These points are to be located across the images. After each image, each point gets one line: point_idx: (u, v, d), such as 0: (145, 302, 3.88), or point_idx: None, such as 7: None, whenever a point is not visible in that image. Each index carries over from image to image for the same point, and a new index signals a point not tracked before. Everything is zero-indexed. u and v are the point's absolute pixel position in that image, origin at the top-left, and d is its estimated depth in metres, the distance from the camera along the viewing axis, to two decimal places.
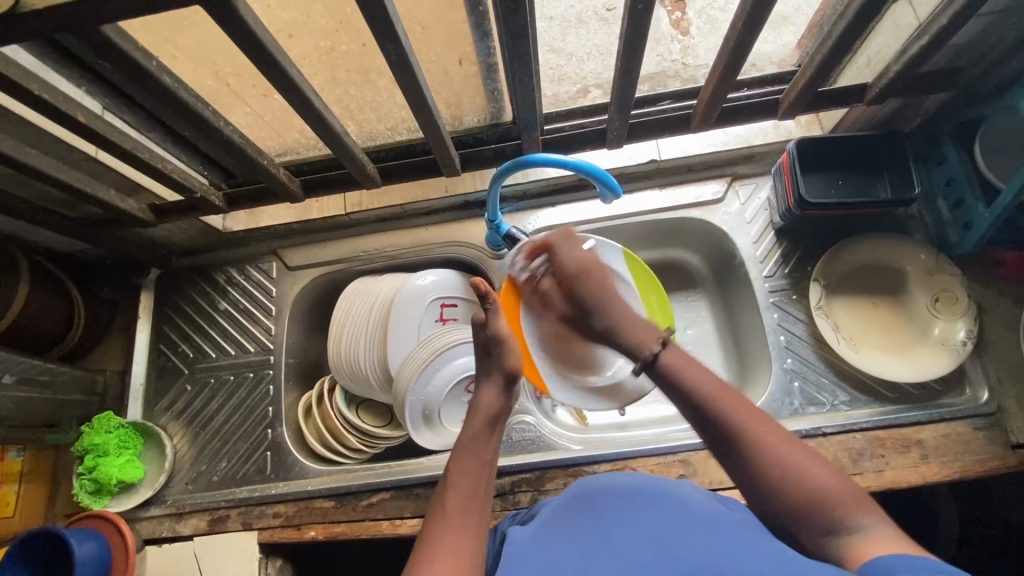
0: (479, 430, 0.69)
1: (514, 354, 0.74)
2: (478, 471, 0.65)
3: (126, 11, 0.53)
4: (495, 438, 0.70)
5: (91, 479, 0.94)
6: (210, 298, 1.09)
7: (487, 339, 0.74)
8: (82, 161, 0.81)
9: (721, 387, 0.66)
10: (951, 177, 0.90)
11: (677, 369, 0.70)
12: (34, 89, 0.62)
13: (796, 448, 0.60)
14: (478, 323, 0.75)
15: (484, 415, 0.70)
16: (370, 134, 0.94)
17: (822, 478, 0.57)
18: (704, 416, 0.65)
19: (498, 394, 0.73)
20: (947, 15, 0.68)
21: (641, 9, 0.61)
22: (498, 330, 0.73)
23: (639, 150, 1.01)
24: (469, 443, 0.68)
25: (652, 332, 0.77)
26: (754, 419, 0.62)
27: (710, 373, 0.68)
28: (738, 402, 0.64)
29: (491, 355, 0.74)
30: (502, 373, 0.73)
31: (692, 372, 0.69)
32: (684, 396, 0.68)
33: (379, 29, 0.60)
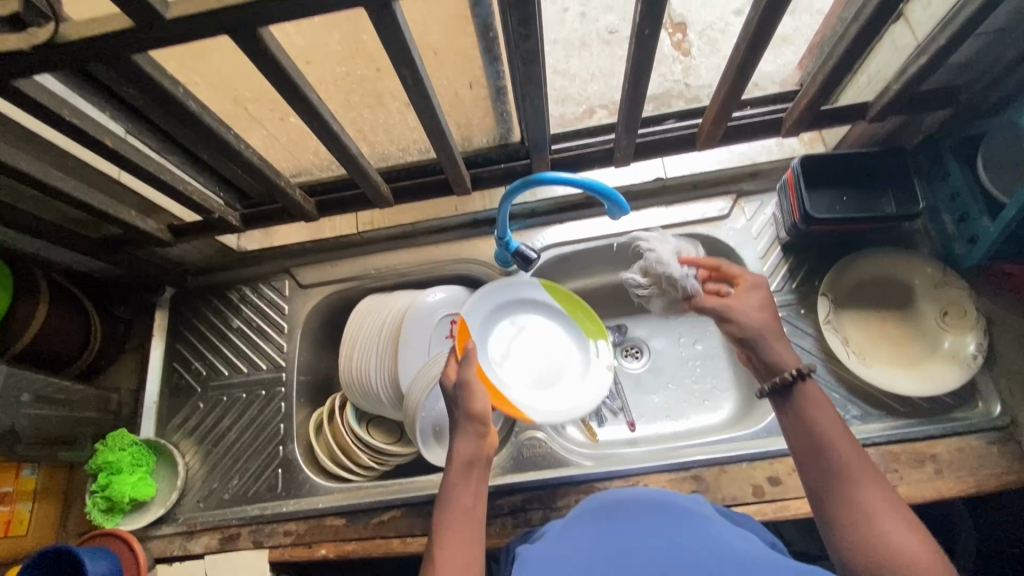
0: (457, 474, 0.66)
1: (479, 397, 0.70)
2: (467, 516, 0.63)
3: (158, 41, 0.56)
4: (479, 483, 0.67)
5: (104, 497, 0.95)
6: (223, 316, 1.11)
7: (454, 389, 0.72)
8: (105, 183, 0.84)
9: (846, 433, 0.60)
10: (955, 192, 0.91)
11: (812, 405, 0.62)
12: (65, 115, 0.65)
13: (901, 513, 0.54)
14: (450, 376, 0.75)
15: (460, 462, 0.67)
16: (382, 155, 0.96)
17: (913, 543, 0.51)
18: (805, 440, 0.61)
19: (476, 440, 0.69)
20: (945, 35, 0.70)
21: (647, 34, 0.64)
22: (465, 375, 0.72)
23: (645, 168, 1.03)
24: (451, 491, 0.65)
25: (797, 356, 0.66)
26: (858, 463, 0.57)
27: (832, 411, 0.62)
28: (849, 445, 0.59)
29: (457, 403, 0.71)
30: (473, 420, 0.70)
31: (819, 405, 0.62)
32: (801, 425, 0.62)
33: (396, 56, 0.62)
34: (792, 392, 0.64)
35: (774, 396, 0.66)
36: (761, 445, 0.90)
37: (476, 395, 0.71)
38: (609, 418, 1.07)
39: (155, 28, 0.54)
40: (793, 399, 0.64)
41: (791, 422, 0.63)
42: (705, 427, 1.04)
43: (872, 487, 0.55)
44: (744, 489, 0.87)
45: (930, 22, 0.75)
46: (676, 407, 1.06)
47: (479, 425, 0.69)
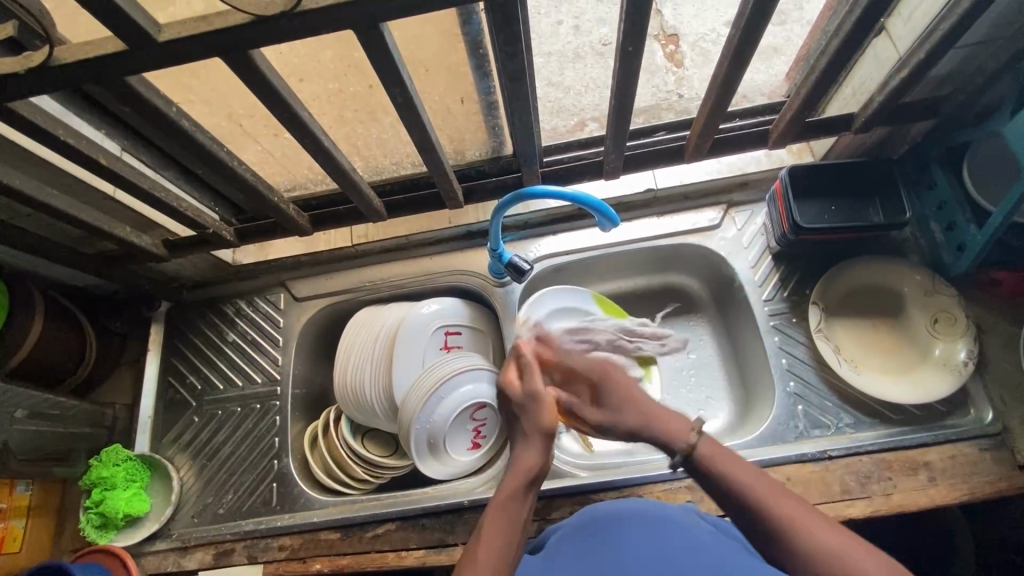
0: (513, 485, 0.66)
1: (547, 412, 0.72)
2: (514, 527, 0.62)
3: (150, 63, 0.57)
4: (530, 501, 0.66)
5: (97, 513, 0.94)
6: (218, 330, 1.11)
7: (523, 398, 0.73)
8: (100, 200, 0.85)
9: (761, 476, 0.62)
10: (942, 201, 0.93)
11: (718, 462, 0.64)
12: (59, 135, 0.66)
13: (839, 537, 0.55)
14: (513, 383, 0.75)
15: (519, 474, 0.67)
16: (376, 168, 0.97)
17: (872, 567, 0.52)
18: (733, 503, 0.61)
19: (538, 454, 0.70)
20: (924, 49, 0.71)
21: (631, 51, 0.66)
22: (535, 387, 0.73)
23: (636, 179, 1.04)
24: (506, 499, 0.65)
25: (683, 419, 0.69)
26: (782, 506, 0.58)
27: (736, 459, 0.64)
28: (769, 489, 0.60)
29: (525, 415, 0.72)
30: (540, 433, 0.71)
31: (721, 462, 0.64)
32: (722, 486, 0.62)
33: (386, 74, 0.63)
34: (698, 459, 0.65)
35: (685, 467, 0.66)
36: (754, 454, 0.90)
37: (546, 410, 0.72)
38: None
39: (148, 50, 0.55)
40: (701, 466, 0.64)
41: (714, 489, 0.63)
42: None
43: (810, 524, 0.56)
44: None
45: (911, 35, 0.76)
46: None
47: (547, 441, 0.71)
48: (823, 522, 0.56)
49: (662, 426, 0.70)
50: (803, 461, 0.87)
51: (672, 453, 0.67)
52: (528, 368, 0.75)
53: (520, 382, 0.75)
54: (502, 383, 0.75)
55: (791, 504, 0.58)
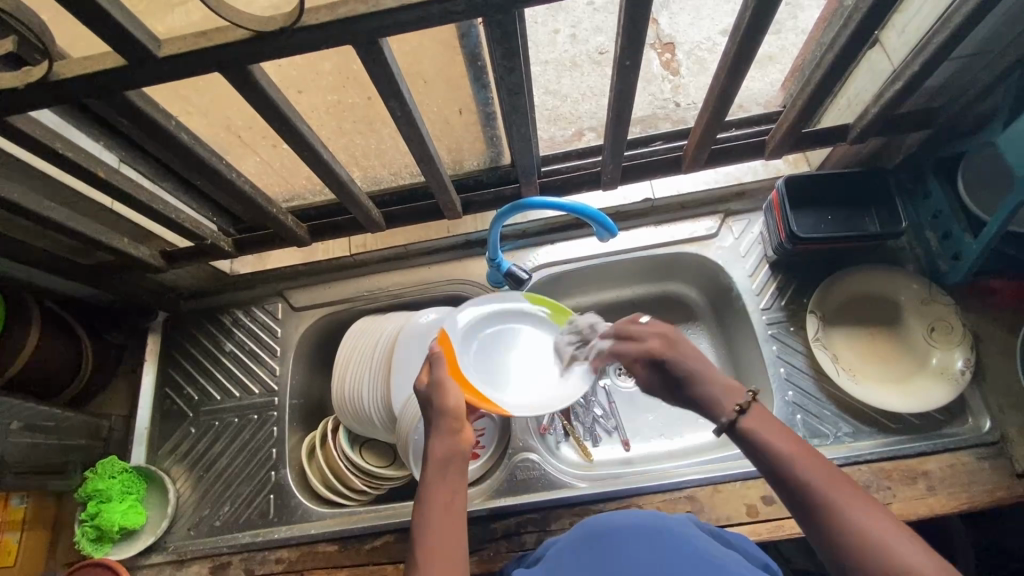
0: (435, 473, 0.65)
1: (449, 394, 0.69)
2: (449, 510, 0.62)
3: (150, 78, 0.57)
4: (459, 481, 0.65)
5: (93, 526, 0.93)
6: (216, 341, 1.11)
7: (427, 395, 0.71)
8: (97, 212, 0.84)
9: (798, 444, 0.59)
10: (938, 211, 0.93)
11: (760, 432, 0.61)
12: (58, 148, 0.66)
13: (875, 510, 0.52)
14: (422, 381, 0.73)
15: (437, 461, 0.66)
16: (375, 179, 0.97)
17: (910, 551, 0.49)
18: (771, 470, 0.59)
19: (453, 438, 0.67)
20: (918, 61, 0.72)
21: (629, 64, 0.66)
22: (434, 376, 0.71)
23: (634, 190, 1.05)
24: (433, 486, 0.64)
25: (734, 394, 0.65)
26: (822, 476, 0.55)
27: (780, 428, 0.61)
28: (808, 458, 0.57)
29: (430, 405, 0.70)
30: (449, 417, 0.69)
31: (771, 431, 0.61)
32: (761, 455, 0.60)
33: (384, 88, 0.64)
34: (742, 428, 0.62)
35: (730, 435, 0.64)
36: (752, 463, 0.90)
37: (448, 395, 0.69)
38: (604, 437, 1.07)
39: (148, 65, 0.55)
40: (747, 434, 0.62)
41: (753, 459, 0.61)
42: (700, 445, 1.03)
43: (852, 501, 0.53)
44: (737, 509, 0.87)
45: (905, 47, 0.77)
46: (670, 425, 1.07)
47: (454, 421, 0.68)
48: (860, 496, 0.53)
49: (716, 395, 0.66)
50: None
51: (717, 418, 0.65)
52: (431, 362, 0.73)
53: (426, 377, 0.73)
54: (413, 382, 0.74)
55: (827, 469, 0.56)
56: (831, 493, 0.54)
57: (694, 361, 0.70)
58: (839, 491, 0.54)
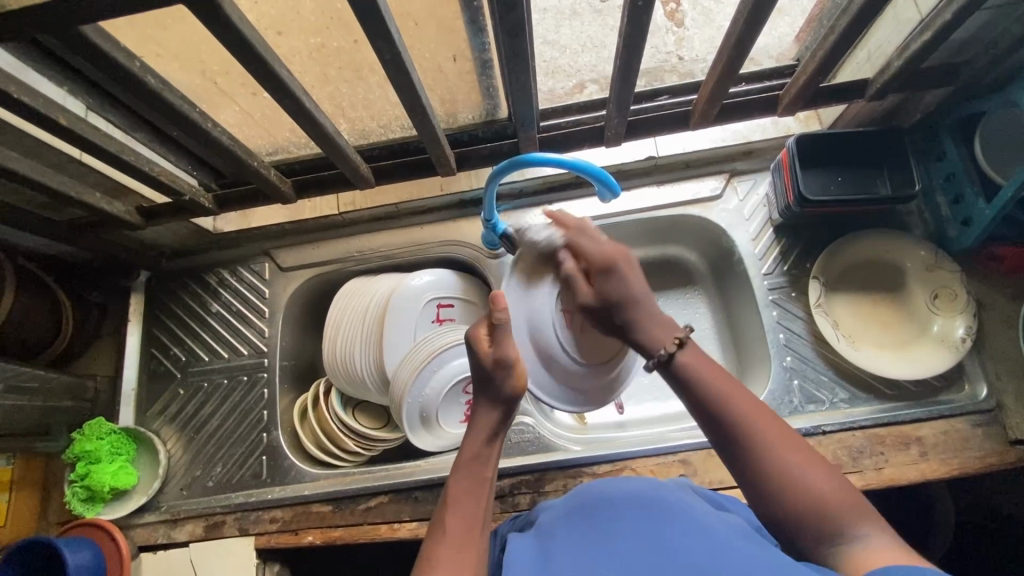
0: (478, 448, 0.67)
1: (515, 381, 0.69)
2: (478, 488, 0.64)
3: (108, 10, 0.51)
4: (493, 462, 0.68)
5: (83, 487, 0.93)
6: (201, 301, 1.07)
7: (492, 366, 0.69)
8: (66, 164, 0.79)
9: (736, 384, 0.62)
10: (951, 172, 0.90)
11: (696, 371, 0.64)
12: (13, 92, 0.60)
13: (798, 445, 0.56)
14: (483, 346, 0.70)
15: (484, 437, 0.68)
16: (363, 132, 0.91)
17: (823, 480, 0.54)
18: (697, 404, 0.62)
19: (499, 416, 0.70)
20: (950, 10, 0.66)
21: (641, 7, 0.60)
22: (504, 354, 0.69)
23: (636, 147, 1.00)
24: (470, 460, 0.67)
25: (670, 330, 0.68)
26: (753, 413, 0.59)
27: (713, 367, 0.64)
28: (741, 397, 0.60)
29: (492, 380, 0.70)
30: (506, 400, 0.70)
31: (705, 367, 0.63)
32: (688, 388, 0.63)
33: (371, 27, 0.58)
34: (677, 363, 0.65)
35: (661, 370, 0.67)
36: None
37: (512, 380, 0.69)
38: None
39: None
40: (681, 370, 0.64)
41: (681, 393, 0.64)
42: None
43: (781, 438, 0.56)
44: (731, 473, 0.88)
45: None
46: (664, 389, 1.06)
47: (510, 407, 0.70)
48: (778, 421, 0.58)
49: (651, 331, 0.69)
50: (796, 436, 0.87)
51: (653, 353, 0.67)
52: (500, 335, 0.69)
53: (488, 346, 0.70)
54: (473, 351, 0.71)
55: (763, 412, 0.59)
56: (749, 424, 0.58)
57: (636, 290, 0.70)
58: (769, 429, 0.57)
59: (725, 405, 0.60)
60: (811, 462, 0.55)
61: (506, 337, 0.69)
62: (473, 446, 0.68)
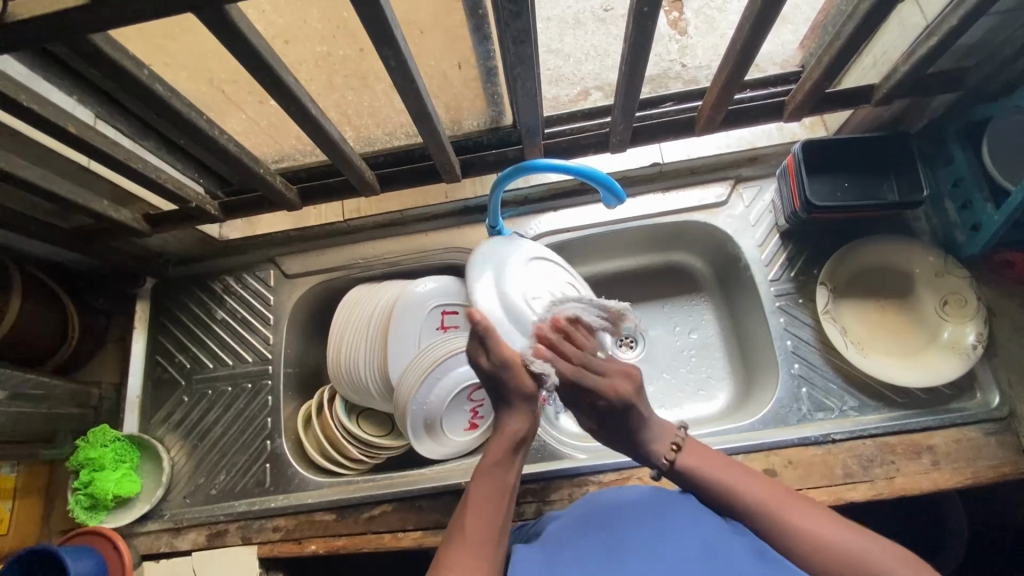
0: (500, 455, 0.65)
1: (521, 376, 0.65)
2: (496, 497, 0.63)
3: (118, 19, 0.51)
4: (515, 469, 0.66)
5: (87, 494, 0.92)
6: (206, 308, 1.07)
7: (498, 371, 0.65)
8: (75, 172, 0.80)
9: (743, 472, 0.67)
10: (958, 178, 0.89)
11: (699, 467, 0.68)
12: (24, 101, 0.61)
13: (822, 515, 0.62)
14: (480, 357, 0.66)
15: (509, 443, 0.66)
16: (368, 139, 0.92)
17: (859, 542, 0.58)
18: (715, 498, 0.66)
19: (523, 418, 0.67)
20: (957, 15, 0.66)
21: (646, 13, 0.60)
22: (501, 356, 0.65)
23: (641, 153, 0.99)
24: (489, 470, 0.64)
25: (666, 433, 0.72)
26: (772, 498, 0.64)
27: (716, 459, 0.69)
28: (753, 481, 0.66)
29: (505, 383, 0.66)
30: (524, 398, 0.67)
31: (706, 462, 0.69)
32: (702, 489, 0.67)
33: (377, 35, 0.58)
34: (682, 466, 0.69)
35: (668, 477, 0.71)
36: (757, 437, 0.88)
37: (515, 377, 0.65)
38: None
39: (115, 6, 0.50)
40: (684, 474, 0.69)
41: (695, 494, 0.68)
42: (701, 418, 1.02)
43: (804, 515, 0.61)
44: None
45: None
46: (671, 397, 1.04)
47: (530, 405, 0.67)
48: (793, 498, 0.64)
49: (651, 436, 0.72)
50: (806, 444, 0.86)
51: (656, 462, 0.71)
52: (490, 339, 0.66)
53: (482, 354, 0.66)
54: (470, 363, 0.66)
55: (777, 494, 0.64)
56: (773, 506, 0.63)
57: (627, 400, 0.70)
58: (791, 510, 0.62)
59: (743, 497, 0.64)
60: (841, 527, 0.60)
61: (497, 343, 0.64)
62: (499, 452, 0.66)
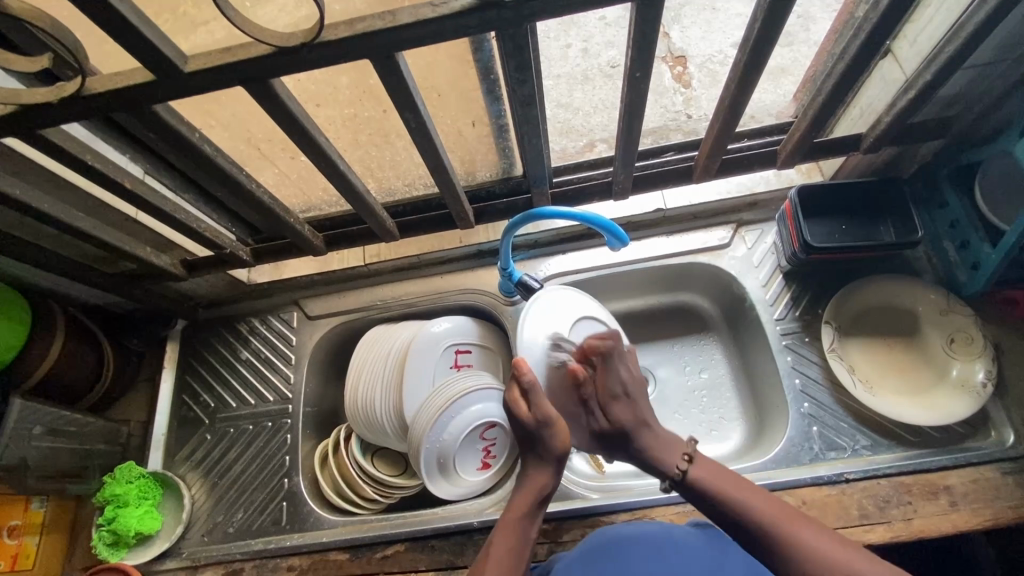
0: (525, 507, 0.73)
1: (560, 438, 0.74)
2: (516, 550, 0.71)
3: (176, 92, 0.59)
4: (531, 525, 0.74)
5: (109, 531, 0.95)
6: (232, 348, 1.13)
7: (540, 428, 0.73)
8: (122, 222, 0.87)
9: (754, 489, 0.68)
10: (954, 220, 0.92)
11: (710, 480, 0.69)
12: (88, 160, 0.69)
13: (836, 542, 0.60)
14: (524, 412, 0.74)
15: (532, 496, 0.74)
16: (389, 190, 0.97)
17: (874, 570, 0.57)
18: (715, 507, 0.68)
19: (545, 476, 0.75)
20: (930, 71, 0.72)
21: (638, 77, 0.67)
22: (544, 415, 0.73)
23: (645, 200, 1.05)
24: (513, 520, 0.73)
25: (678, 448, 0.74)
26: (785, 523, 0.63)
27: (724, 474, 0.71)
28: (760, 497, 0.66)
29: (545, 439, 0.73)
30: (554, 457, 0.75)
31: (714, 473, 0.70)
32: (707, 500, 0.69)
33: (400, 100, 0.65)
34: (692, 480, 0.71)
35: (680, 491, 0.72)
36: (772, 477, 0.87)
37: (558, 439, 0.73)
38: None
39: (176, 82, 0.58)
40: (694, 485, 0.70)
41: (705, 507, 0.69)
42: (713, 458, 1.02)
43: (803, 531, 0.61)
44: None
45: (917, 57, 0.77)
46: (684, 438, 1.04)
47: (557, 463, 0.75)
48: (796, 517, 0.63)
49: (660, 464, 0.74)
50: (819, 484, 0.86)
51: (668, 471, 0.72)
52: (535, 396, 0.74)
53: (528, 411, 0.74)
54: (514, 414, 0.74)
55: (782, 511, 0.64)
56: (784, 526, 0.62)
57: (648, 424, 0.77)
58: (795, 528, 0.62)
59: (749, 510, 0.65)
60: (851, 552, 0.59)
61: (541, 401, 0.73)
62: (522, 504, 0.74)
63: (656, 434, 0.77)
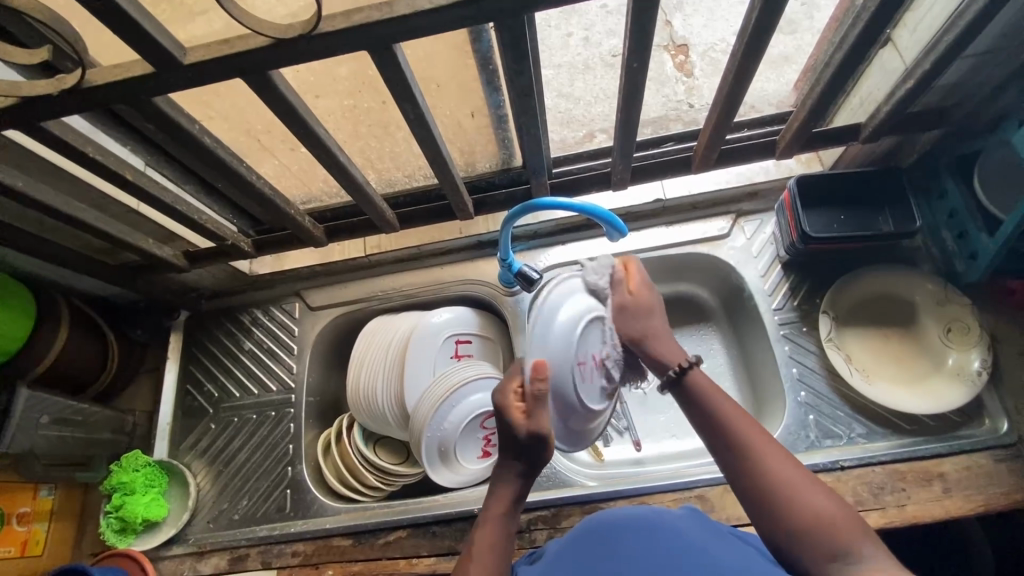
0: (502, 507, 0.73)
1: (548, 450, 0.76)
2: (499, 545, 0.69)
3: (176, 84, 0.60)
4: (508, 528, 0.72)
5: (117, 518, 0.97)
6: (235, 339, 1.14)
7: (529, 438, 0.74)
8: (124, 214, 0.88)
9: (741, 416, 0.68)
10: (953, 210, 0.92)
11: (704, 390, 0.72)
12: (89, 152, 0.69)
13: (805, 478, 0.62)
14: (519, 417, 0.74)
15: (507, 501, 0.74)
16: (389, 181, 0.99)
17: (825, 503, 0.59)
18: (704, 418, 0.70)
19: (519, 485, 0.76)
20: (929, 61, 0.72)
21: (636, 68, 0.68)
22: (539, 428, 0.73)
23: (644, 191, 1.05)
24: (494, 516, 0.72)
25: (679, 355, 0.77)
26: (765, 450, 0.64)
27: (719, 392, 0.71)
28: (744, 423, 0.67)
29: (529, 446, 0.75)
30: (527, 471, 0.76)
31: (710, 390, 0.72)
32: (700, 407, 0.71)
33: (399, 91, 0.65)
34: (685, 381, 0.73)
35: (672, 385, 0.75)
36: None
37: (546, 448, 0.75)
38: (615, 437, 1.07)
39: (176, 74, 0.58)
40: (689, 388, 0.72)
41: (693, 412, 0.71)
42: None
43: (779, 463, 0.63)
44: None
45: (917, 46, 0.77)
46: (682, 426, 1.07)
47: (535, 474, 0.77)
48: (781, 452, 0.64)
49: (665, 356, 0.77)
50: (815, 471, 0.87)
51: (665, 372, 0.76)
52: (536, 405, 0.74)
53: (523, 416, 0.74)
54: (507, 420, 0.74)
55: (764, 439, 0.66)
56: (758, 449, 0.64)
57: (656, 331, 0.80)
58: (774, 461, 0.63)
59: (732, 433, 0.67)
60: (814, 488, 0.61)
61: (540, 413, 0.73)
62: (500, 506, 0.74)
63: (653, 321, 0.80)
